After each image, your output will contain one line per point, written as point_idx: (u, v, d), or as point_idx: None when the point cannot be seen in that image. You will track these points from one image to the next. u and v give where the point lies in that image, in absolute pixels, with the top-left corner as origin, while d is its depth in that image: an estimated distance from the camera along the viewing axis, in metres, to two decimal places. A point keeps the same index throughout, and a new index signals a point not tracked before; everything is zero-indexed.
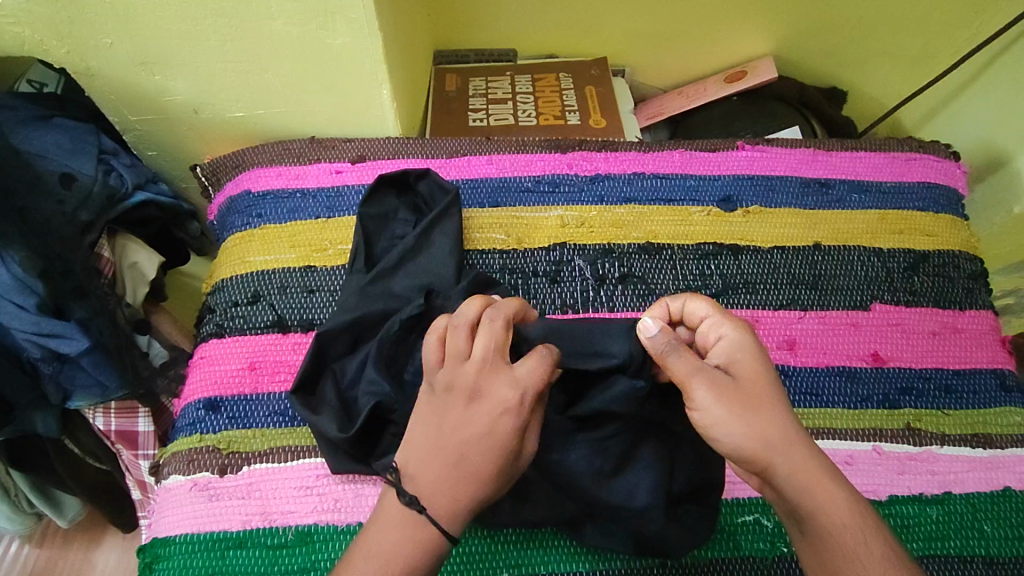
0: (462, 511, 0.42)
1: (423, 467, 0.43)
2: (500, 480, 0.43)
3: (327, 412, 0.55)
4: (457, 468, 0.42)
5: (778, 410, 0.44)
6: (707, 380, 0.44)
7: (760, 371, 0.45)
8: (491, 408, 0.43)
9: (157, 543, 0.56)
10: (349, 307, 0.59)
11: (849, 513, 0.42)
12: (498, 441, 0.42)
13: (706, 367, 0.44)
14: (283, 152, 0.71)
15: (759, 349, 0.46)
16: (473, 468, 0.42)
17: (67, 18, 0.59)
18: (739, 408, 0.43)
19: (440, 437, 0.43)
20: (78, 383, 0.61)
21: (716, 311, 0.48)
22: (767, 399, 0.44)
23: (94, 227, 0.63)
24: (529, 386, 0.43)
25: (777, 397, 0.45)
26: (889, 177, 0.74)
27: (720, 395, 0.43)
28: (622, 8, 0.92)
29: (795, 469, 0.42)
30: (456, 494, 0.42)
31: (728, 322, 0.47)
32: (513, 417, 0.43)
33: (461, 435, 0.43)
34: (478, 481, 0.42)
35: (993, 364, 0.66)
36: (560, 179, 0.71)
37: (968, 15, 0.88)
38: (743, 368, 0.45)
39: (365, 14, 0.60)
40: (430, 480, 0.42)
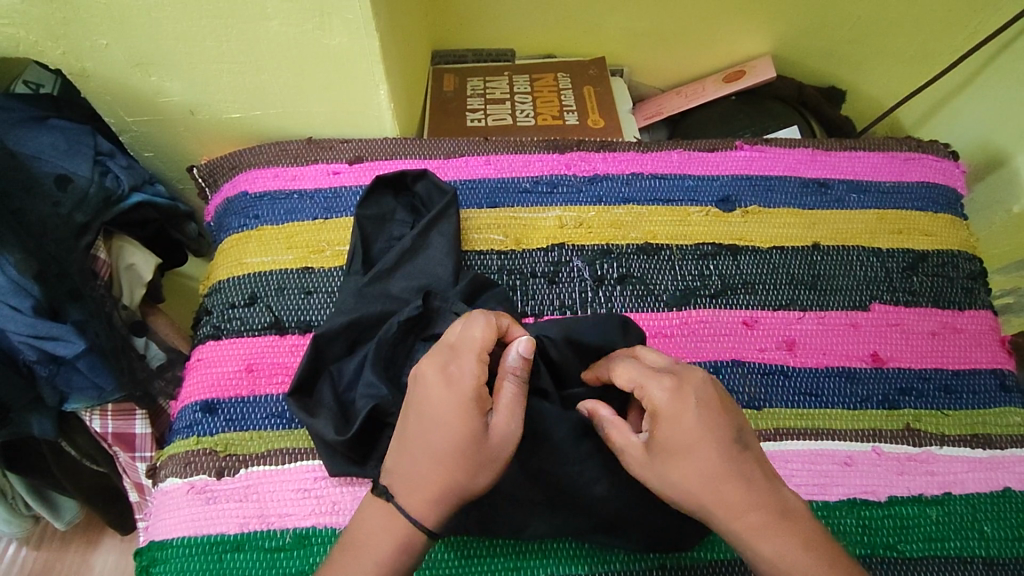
0: (431, 496, 0.43)
1: (398, 459, 0.45)
2: (461, 458, 0.42)
3: (324, 414, 0.55)
4: (417, 446, 0.44)
5: (704, 467, 0.43)
6: (631, 456, 0.46)
7: (678, 434, 0.44)
8: (432, 378, 0.44)
9: (153, 546, 0.55)
10: (346, 309, 0.59)
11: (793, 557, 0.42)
12: (442, 410, 0.43)
13: (631, 440, 0.46)
14: (281, 152, 0.71)
15: (677, 407, 0.44)
16: (429, 442, 0.43)
17: (62, 19, 0.59)
18: (658, 476, 0.44)
19: (406, 428, 0.45)
20: (74, 386, 0.61)
21: (635, 377, 0.47)
22: (690, 460, 0.43)
23: (89, 229, 0.63)
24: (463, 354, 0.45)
25: (701, 455, 0.43)
26: (888, 176, 0.74)
27: (642, 469, 0.45)
28: (620, 8, 0.91)
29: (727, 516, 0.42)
30: (417, 476, 0.43)
31: (647, 384, 0.46)
32: (451, 381, 0.44)
33: (418, 412, 0.44)
34: (438, 458, 0.43)
35: (992, 364, 0.66)
36: (559, 179, 0.71)
37: (966, 14, 0.88)
38: (660, 433, 0.44)
39: (362, 14, 0.59)
40: (399, 467, 0.44)
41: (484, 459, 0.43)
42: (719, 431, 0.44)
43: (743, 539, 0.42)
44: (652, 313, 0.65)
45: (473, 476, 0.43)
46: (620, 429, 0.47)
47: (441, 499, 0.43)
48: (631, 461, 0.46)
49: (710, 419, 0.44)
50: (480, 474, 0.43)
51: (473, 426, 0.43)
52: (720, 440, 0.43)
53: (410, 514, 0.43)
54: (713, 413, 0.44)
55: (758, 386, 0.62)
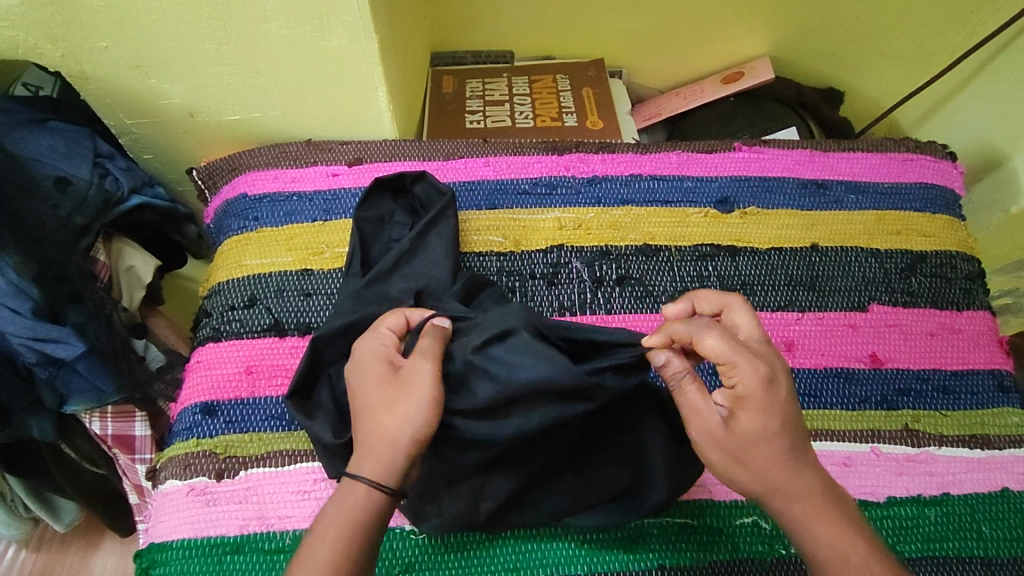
0: (369, 450, 0.44)
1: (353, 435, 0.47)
2: (380, 401, 0.45)
3: (322, 416, 0.55)
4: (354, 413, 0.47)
5: (776, 454, 0.44)
6: (700, 424, 0.46)
7: (760, 423, 0.44)
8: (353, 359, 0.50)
9: (153, 548, 0.55)
10: (346, 311, 0.59)
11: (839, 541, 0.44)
12: (356, 373, 0.48)
13: (706, 411, 0.46)
14: (280, 155, 0.71)
15: (766, 396, 0.45)
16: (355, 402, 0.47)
17: (61, 22, 0.59)
18: (729, 456, 0.45)
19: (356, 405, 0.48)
20: (73, 388, 0.60)
21: (727, 351, 0.45)
22: (765, 447, 0.44)
23: (88, 231, 0.63)
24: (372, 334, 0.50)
25: (775, 446, 0.44)
26: (886, 177, 0.74)
27: (711, 445, 0.46)
28: (619, 9, 0.91)
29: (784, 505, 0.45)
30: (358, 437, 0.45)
31: (738, 364, 0.45)
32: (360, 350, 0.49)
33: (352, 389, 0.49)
34: (362, 412, 0.46)
35: (991, 364, 0.66)
36: (557, 181, 0.71)
37: (964, 15, 0.88)
38: (743, 419, 0.45)
39: (361, 17, 0.60)
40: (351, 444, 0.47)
41: (400, 394, 0.45)
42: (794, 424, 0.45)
43: (797, 531, 0.45)
44: (652, 314, 0.65)
45: (395, 413, 0.45)
46: (697, 394, 0.46)
47: (377, 449, 0.44)
48: (698, 430, 0.46)
49: (789, 412, 0.45)
50: (401, 408, 0.45)
51: (381, 373, 0.47)
52: (796, 431, 0.45)
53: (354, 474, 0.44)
54: (794, 405, 0.46)
55: None
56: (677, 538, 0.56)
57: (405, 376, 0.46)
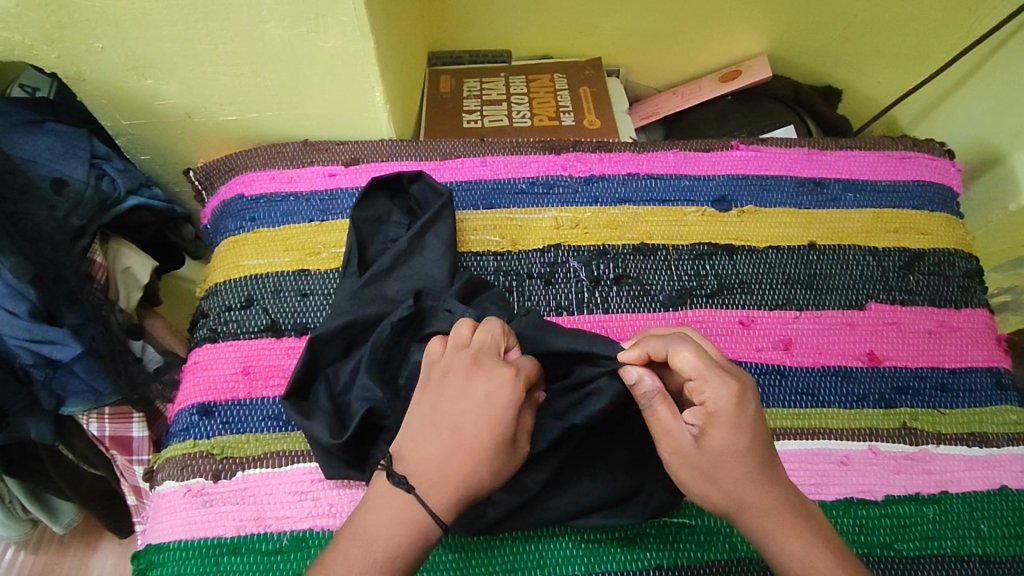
0: (453, 492, 0.44)
1: (415, 448, 0.45)
2: (496, 458, 0.45)
3: (319, 416, 0.55)
4: (447, 439, 0.45)
5: (746, 471, 0.46)
6: (672, 445, 0.47)
7: (729, 440, 0.46)
8: (483, 377, 0.46)
9: (151, 549, 0.55)
10: (342, 311, 0.59)
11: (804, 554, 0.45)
12: (489, 407, 0.45)
13: (678, 431, 0.47)
14: (277, 155, 0.71)
15: (737, 414, 0.46)
16: (463, 435, 0.45)
17: (58, 23, 0.59)
18: (697, 472, 0.47)
19: (440, 421, 0.46)
20: (71, 390, 0.61)
21: (701, 367, 0.47)
22: (735, 464, 0.46)
23: (86, 232, 0.63)
24: (519, 373, 0.47)
25: (744, 462, 0.46)
26: (884, 175, 0.74)
27: (680, 462, 0.47)
28: (616, 8, 0.91)
29: (762, 507, 0.46)
30: (446, 471, 0.44)
31: (711, 382, 0.47)
32: (507, 385, 0.46)
33: (454, 405, 0.46)
34: (470, 453, 0.44)
35: (989, 363, 0.66)
36: (555, 180, 0.71)
37: (961, 12, 0.88)
38: (713, 435, 0.46)
39: (356, 16, 0.59)
40: (419, 456, 0.45)
41: (512, 467, 0.46)
42: (762, 443, 0.47)
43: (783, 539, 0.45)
44: (649, 313, 0.65)
45: (495, 478, 0.45)
46: (668, 413, 0.48)
47: (461, 495, 0.44)
48: (668, 449, 0.48)
49: (758, 431, 0.47)
50: (502, 479, 0.45)
51: (514, 434, 0.45)
52: (764, 448, 0.47)
53: (429, 507, 0.43)
54: (761, 424, 0.47)
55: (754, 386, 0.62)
56: (675, 539, 0.56)
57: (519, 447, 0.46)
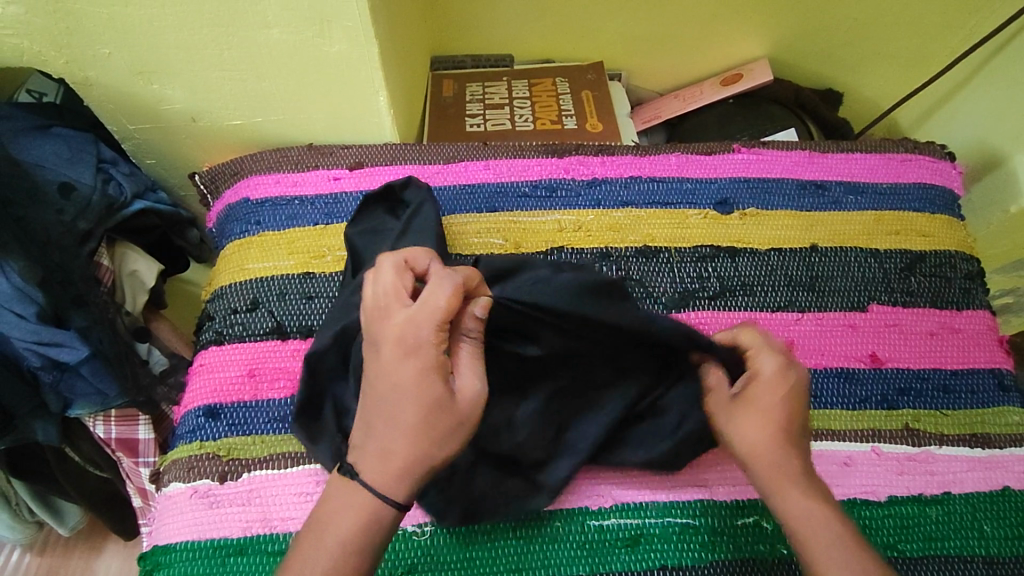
0: (398, 471, 0.43)
1: (362, 436, 0.45)
2: (438, 428, 0.43)
3: (326, 441, 0.57)
4: (379, 419, 0.44)
5: (767, 424, 0.49)
6: (715, 403, 0.53)
7: (761, 398, 0.50)
8: (387, 348, 0.44)
9: (157, 550, 0.56)
10: (336, 322, 0.58)
11: (809, 510, 0.46)
12: (402, 380, 0.43)
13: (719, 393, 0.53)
14: (281, 159, 0.71)
15: (773, 379, 0.50)
16: (389, 413, 0.43)
17: (65, 30, 0.59)
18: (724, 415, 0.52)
19: (373, 406, 0.45)
20: (77, 392, 0.61)
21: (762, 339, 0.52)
22: (761, 419, 0.49)
23: (93, 236, 0.63)
24: (419, 332, 0.43)
25: (765, 418, 0.49)
26: (885, 178, 0.74)
27: (718, 406, 0.52)
28: (618, 12, 0.92)
29: (772, 464, 0.48)
30: (385, 451, 0.43)
31: (761, 352, 0.52)
32: (412, 347, 0.43)
33: (376, 384, 0.44)
34: (404, 432, 0.43)
35: (991, 364, 0.66)
36: (557, 184, 0.71)
37: (961, 15, 0.89)
38: (750, 389, 0.51)
39: (361, 22, 0.60)
40: (365, 442, 0.44)
41: (464, 423, 0.44)
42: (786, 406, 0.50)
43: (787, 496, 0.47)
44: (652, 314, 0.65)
45: (443, 442, 0.43)
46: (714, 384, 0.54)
47: (413, 476, 0.43)
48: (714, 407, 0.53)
49: (791, 397, 0.50)
50: (451, 439, 0.43)
51: (438, 392, 0.43)
52: (794, 416, 0.49)
53: (377, 491, 0.43)
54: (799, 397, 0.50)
55: None
56: (678, 538, 0.56)
57: (462, 397, 0.44)
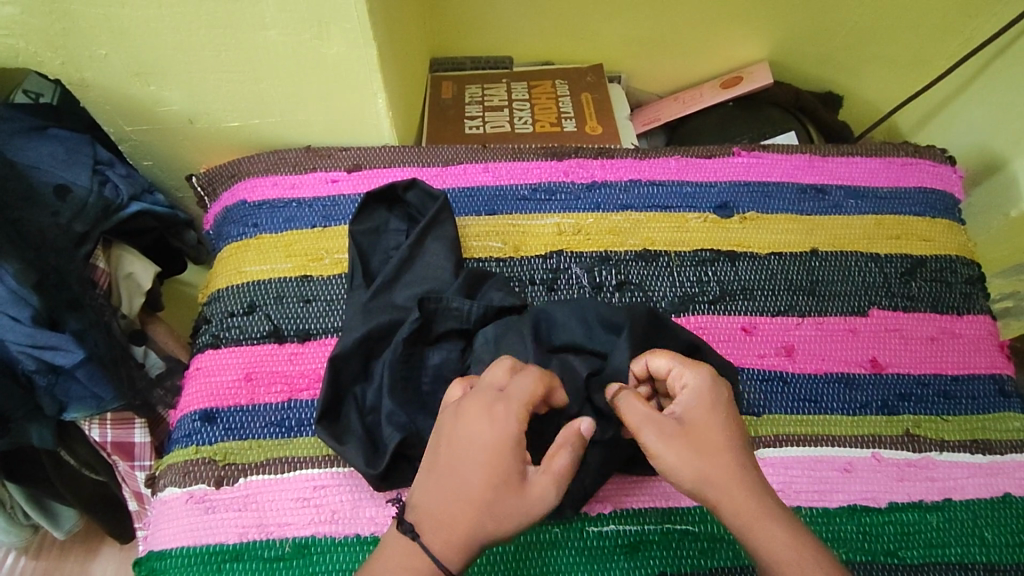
0: (456, 539, 0.42)
1: (425, 495, 0.44)
2: (503, 505, 0.42)
3: (353, 442, 0.55)
4: (446, 483, 0.43)
5: (725, 448, 0.45)
6: (655, 429, 0.45)
7: (708, 419, 0.45)
8: (473, 414, 0.44)
9: (152, 557, 0.55)
10: (355, 326, 0.59)
11: (787, 544, 0.42)
12: (481, 446, 0.43)
13: (655, 417, 0.46)
14: (279, 161, 0.71)
15: (713, 397, 0.46)
16: (456, 479, 0.43)
17: (61, 30, 0.59)
18: (678, 444, 0.44)
19: (441, 469, 0.44)
20: (72, 396, 0.60)
21: (677, 360, 0.49)
22: (713, 444, 0.45)
23: (88, 238, 0.63)
24: (511, 408, 0.44)
25: (717, 440, 0.45)
26: (885, 182, 0.74)
27: (661, 432, 0.45)
28: (617, 15, 0.92)
29: (738, 496, 0.43)
30: (446, 516, 0.42)
31: (686, 370, 0.48)
32: (497, 421, 0.44)
33: (451, 446, 0.44)
34: (470, 499, 0.42)
35: (991, 369, 0.66)
36: (557, 187, 0.71)
37: (962, 19, 0.89)
38: (692, 411, 0.46)
39: (359, 24, 0.60)
40: (426, 503, 0.43)
41: (529, 513, 0.42)
42: (735, 427, 0.46)
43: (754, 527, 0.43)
44: None
45: (505, 523, 0.42)
46: (642, 408, 0.46)
47: (468, 545, 0.42)
48: (653, 434, 0.45)
49: (735, 421, 0.46)
50: (513, 525, 0.42)
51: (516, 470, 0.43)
52: (742, 441, 0.46)
53: (436, 557, 0.42)
54: (738, 420, 0.47)
55: (756, 393, 0.62)
56: (677, 545, 0.55)
57: (536, 487, 0.43)
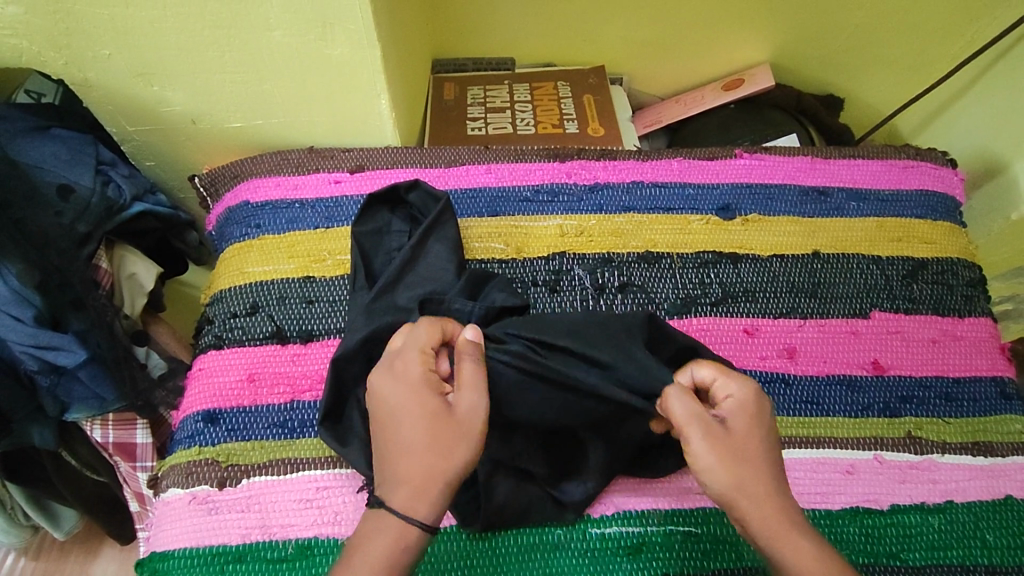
0: (413, 483, 0.43)
1: (380, 465, 0.46)
2: (438, 437, 0.44)
3: (356, 443, 0.56)
4: (388, 443, 0.45)
5: (763, 461, 0.46)
6: (701, 430, 0.46)
7: (750, 432, 0.47)
8: (379, 378, 0.48)
9: (154, 558, 0.55)
10: (357, 328, 0.59)
11: (809, 560, 0.43)
12: (397, 400, 0.46)
13: (703, 419, 0.46)
14: (282, 162, 0.71)
15: (759, 412, 0.48)
16: (393, 433, 0.45)
17: (65, 30, 0.59)
18: (721, 449, 0.46)
19: (382, 434, 0.46)
20: (75, 396, 0.60)
21: (725, 371, 0.50)
22: (754, 455, 0.46)
23: (91, 239, 0.62)
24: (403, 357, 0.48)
25: (755, 453, 0.46)
26: (887, 184, 0.74)
27: (709, 434, 0.46)
28: (619, 17, 0.92)
29: (768, 509, 0.45)
30: (400, 467, 0.44)
31: (734, 382, 0.49)
32: (397, 374, 0.47)
33: (378, 412, 0.47)
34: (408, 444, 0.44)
35: (993, 372, 0.66)
36: (559, 188, 0.71)
37: (963, 22, 0.89)
38: (737, 422, 0.47)
39: (363, 25, 0.60)
40: (383, 470, 0.45)
41: (466, 436, 0.45)
42: (772, 445, 0.47)
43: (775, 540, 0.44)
44: None
45: (450, 451, 0.44)
46: (693, 409, 0.47)
47: (431, 489, 0.43)
48: (699, 436, 0.46)
49: (773, 438, 0.48)
50: (460, 451, 0.44)
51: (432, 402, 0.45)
52: (777, 457, 0.47)
53: (403, 511, 0.43)
54: (775, 438, 0.48)
55: None
56: (680, 547, 0.56)
57: (462, 406, 0.45)
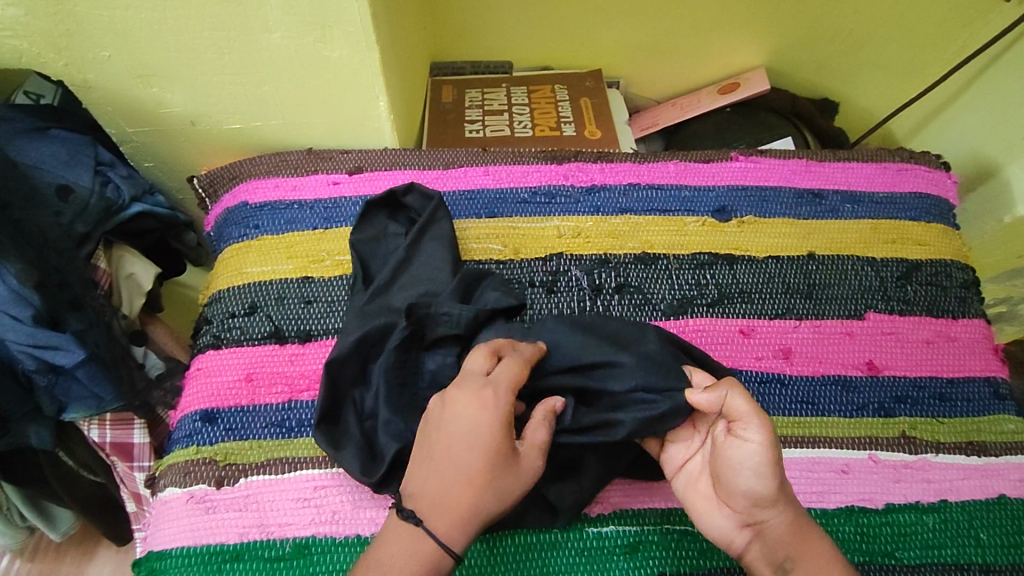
0: (459, 517, 0.44)
1: (422, 482, 0.46)
2: (497, 480, 0.45)
3: (350, 447, 0.55)
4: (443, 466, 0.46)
5: None
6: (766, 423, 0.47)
7: None
8: (464, 400, 0.47)
9: (152, 556, 0.55)
10: (352, 329, 0.59)
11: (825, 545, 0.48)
12: (475, 429, 0.46)
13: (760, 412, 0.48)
14: (281, 163, 0.71)
15: None
16: (455, 458, 0.45)
17: (65, 31, 0.59)
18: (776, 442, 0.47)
19: (438, 454, 0.46)
20: (72, 396, 0.60)
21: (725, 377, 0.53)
22: None
23: (89, 239, 0.63)
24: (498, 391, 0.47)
25: None
26: (881, 187, 0.75)
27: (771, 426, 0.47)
28: (617, 21, 0.93)
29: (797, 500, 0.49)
30: (447, 496, 0.45)
31: None
32: (486, 404, 0.47)
33: (445, 431, 0.47)
34: (470, 481, 0.45)
35: (985, 372, 0.67)
36: (556, 191, 0.71)
37: (955, 27, 0.90)
38: None
39: (362, 27, 0.60)
40: (426, 488, 0.45)
41: (518, 485, 0.46)
42: None
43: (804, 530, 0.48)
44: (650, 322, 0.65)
45: (503, 496, 0.45)
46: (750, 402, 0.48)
47: (468, 523, 0.45)
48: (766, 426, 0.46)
49: None
50: (509, 496, 0.46)
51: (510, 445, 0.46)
52: None
53: (440, 537, 0.44)
54: None
55: (754, 395, 0.63)
56: (676, 546, 0.56)
57: (527, 459, 0.47)
